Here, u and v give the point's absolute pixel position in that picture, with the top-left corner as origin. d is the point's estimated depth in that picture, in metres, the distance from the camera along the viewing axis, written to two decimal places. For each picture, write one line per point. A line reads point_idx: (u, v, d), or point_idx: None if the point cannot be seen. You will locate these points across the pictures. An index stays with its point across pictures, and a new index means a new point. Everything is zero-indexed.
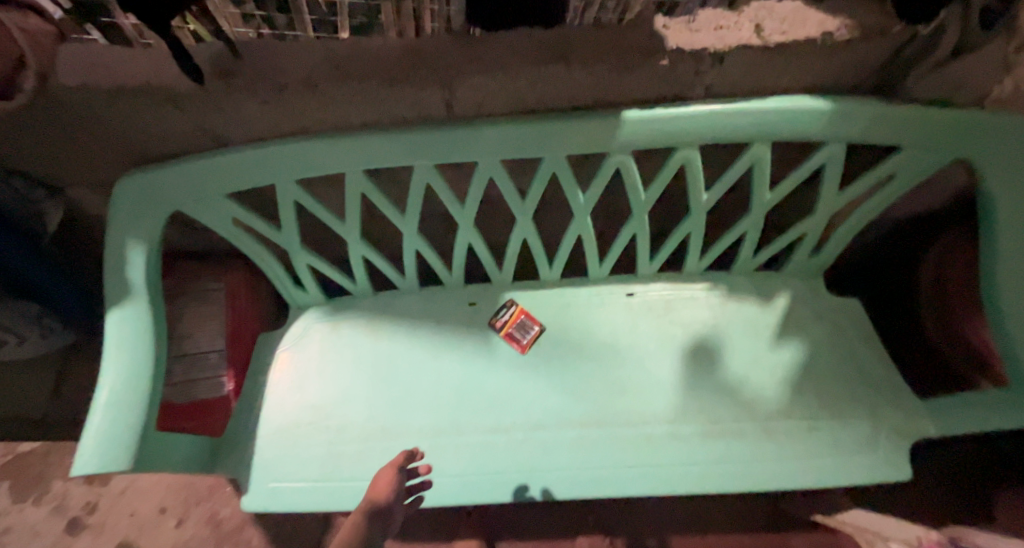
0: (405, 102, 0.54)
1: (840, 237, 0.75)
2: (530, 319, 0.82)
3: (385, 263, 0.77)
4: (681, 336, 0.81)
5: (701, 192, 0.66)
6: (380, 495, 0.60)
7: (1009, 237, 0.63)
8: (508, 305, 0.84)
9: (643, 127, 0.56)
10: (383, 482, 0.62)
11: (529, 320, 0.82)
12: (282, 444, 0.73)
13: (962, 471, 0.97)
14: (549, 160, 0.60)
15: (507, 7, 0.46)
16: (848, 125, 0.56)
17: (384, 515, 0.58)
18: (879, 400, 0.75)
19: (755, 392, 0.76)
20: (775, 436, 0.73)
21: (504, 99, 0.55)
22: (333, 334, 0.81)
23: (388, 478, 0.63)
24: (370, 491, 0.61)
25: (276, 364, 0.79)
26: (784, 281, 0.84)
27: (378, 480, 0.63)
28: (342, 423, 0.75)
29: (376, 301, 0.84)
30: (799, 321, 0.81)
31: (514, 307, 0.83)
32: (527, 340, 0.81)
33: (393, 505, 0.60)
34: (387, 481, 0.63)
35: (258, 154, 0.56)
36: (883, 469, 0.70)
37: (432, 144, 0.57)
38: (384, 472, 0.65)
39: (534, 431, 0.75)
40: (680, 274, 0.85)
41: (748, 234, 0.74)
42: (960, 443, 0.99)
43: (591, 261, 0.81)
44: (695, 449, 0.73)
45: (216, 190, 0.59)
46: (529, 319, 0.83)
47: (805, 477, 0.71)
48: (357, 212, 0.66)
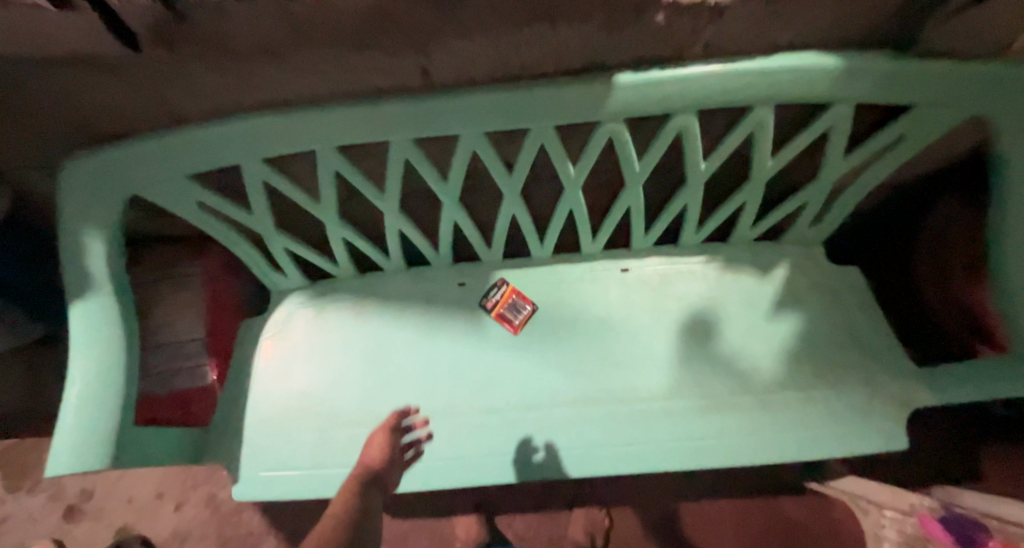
0: (377, 69, 0.49)
1: (842, 205, 0.72)
2: (521, 298, 0.79)
3: (368, 245, 0.74)
4: (676, 311, 0.79)
5: (700, 160, 0.62)
6: (375, 458, 0.60)
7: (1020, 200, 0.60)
8: (499, 285, 0.80)
9: (636, 93, 0.52)
10: (376, 447, 0.62)
11: (522, 299, 0.80)
12: (272, 432, 0.72)
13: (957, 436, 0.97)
14: (537, 130, 0.55)
15: None
16: (857, 84, 0.52)
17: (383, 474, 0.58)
18: (879, 369, 0.73)
19: (751, 365, 0.75)
20: (770, 408, 0.72)
21: (485, 64, 0.50)
22: (317, 319, 0.78)
23: (381, 442, 0.63)
24: (364, 457, 0.61)
25: (260, 353, 0.76)
26: (783, 250, 0.81)
27: (372, 445, 0.64)
28: (332, 409, 0.73)
29: (361, 284, 0.80)
30: (797, 292, 0.79)
31: (505, 286, 0.80)
32: (520, 320, 0.78)
33: (390, 463, 0.61)
34: (381, 445, 0.63)
35: (219, 131, 0.52)
36: (878, 437, 0.70)
37: (409, 116, 0.52)
38: (378, 436, 0.65)
39: (526, 411, 0.74)
40: (676, 248, 0.82)
41: (747, 204, 0.71)
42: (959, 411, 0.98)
43: (584, 236, 0.78)
44: (690, 424, 0.72)
45: (177, 171, 0.55)
46: (521, 298, 0.80)
47: (799, 449, 0.70)
48: (332, 192, 0.62)
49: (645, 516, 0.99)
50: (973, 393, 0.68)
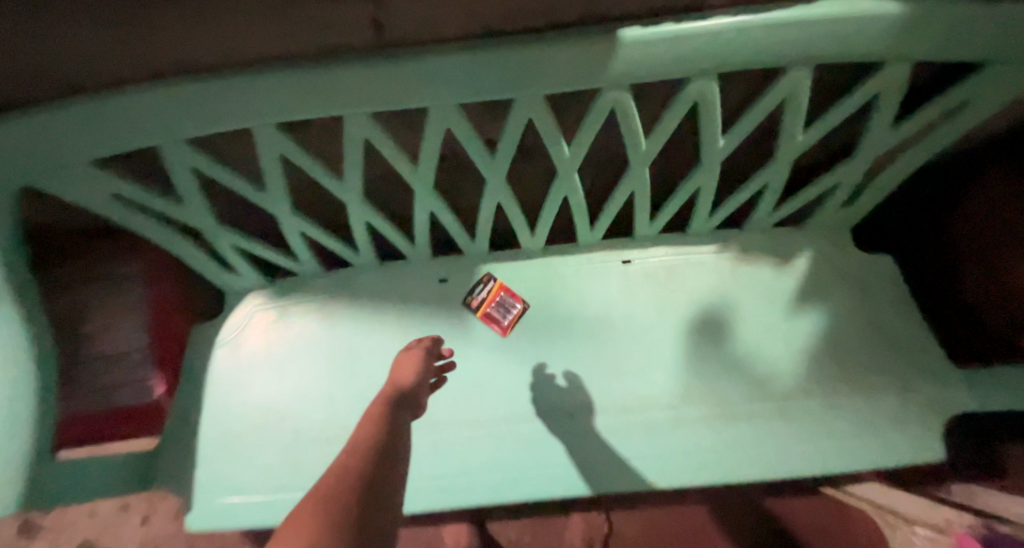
0: (315, 22, 0.38)
1: (878, 186, 0.62)
2: (511, 296, 0.71)
3: (333, 238, 0.64)
4: (684, 308, 0.70)
5: (718, 135, 0.52)
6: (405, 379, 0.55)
7: None
8: (485, 280, 0.71)
9: (645, 52, 0.41)
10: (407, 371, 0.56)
11: (511, 297, 0.71)
12: (231, 452, 0.64)
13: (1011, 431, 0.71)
14: (522, 101, 0.45)
15: None
16: (921, 39, 0.42)
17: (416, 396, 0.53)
18: (911, 371, 0.65)
19: (768, 368, 0.67)
20: (790, 417, 0.65)
21: (454, 15, 0.40)
22: (281, 323, 0.69)
23: (412, 364, 0.58)
24: (394, 378, 0.55)
25: (217, 363, 0.67)
26: (804, 238, 0.72)
27: (402, 364, 0.59)
28: (299, 424, 0.65)
29: (329, 281, 0.71)
30: (820, 285, 0.70)
31: (493, 282, 0.71)
32: (509, 320, 0.70)
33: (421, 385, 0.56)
34: (411, 366, 0.57)
35: (121, 105, 0.41)
36: (911, 448, 0.62)
37: (362, 85, 0.41)
38: (405, 358, 0.59)
39: (517, 424, 0.66)
40: (685, 236, 0.73)
41: (769, 186, 0.62)
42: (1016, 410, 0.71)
43: (580, 224, 0.68)
44: (700, 436, 0.65)
45: (77, 154, 0.44)
46: (510, 296, 0.71)
47: (822, 462, 0.63)
48: (279, 179, 0.52)
49: (646, 523, 0.92)
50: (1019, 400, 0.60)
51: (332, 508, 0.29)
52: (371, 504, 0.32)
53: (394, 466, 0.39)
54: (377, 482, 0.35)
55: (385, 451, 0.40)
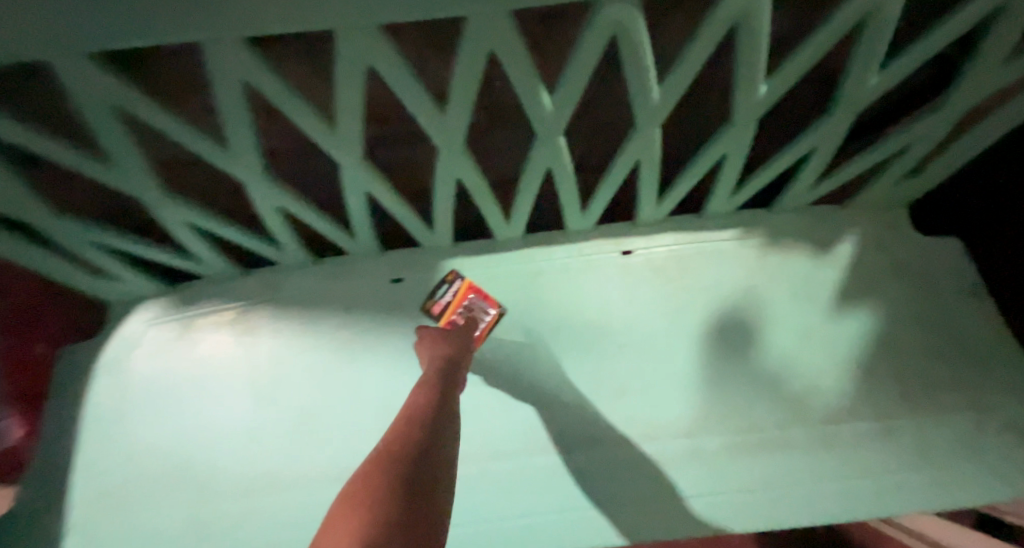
0: None
1: (957, 150, 0.47)
2: (482, 299, 0.56)
3: (238, 230, 0.48)
4: (700, 309, 0.56)
5: (760, 79, 0.37)
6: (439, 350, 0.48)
7: None
8: (450, 280, 0.56)
9: None
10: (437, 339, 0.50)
11: (482, 300, 0.56)
12: (117, 513, 0.48)
13: None
14: (476, 18, 0.29)
15: None
16: None
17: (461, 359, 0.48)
18: (986, 383, 0.52)
19: (806, 384, 0.54)
20: (838, 446, 0.51)
21: None
22: (184, 339, 0.54)
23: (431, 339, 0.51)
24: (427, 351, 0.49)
25: (100, 395, 0.52)
26: (848, 218, 0.58)
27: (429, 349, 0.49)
28: (209, 472, 0.50)
29: (247, 285, 0.55)
30: (868, 277, 0.56)
31: (459, 281, 0.56)
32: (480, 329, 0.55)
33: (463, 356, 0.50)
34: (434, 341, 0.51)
35: None
36: (994, 484, 0.49)
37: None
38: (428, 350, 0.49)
39: (492, 463, 0.52)
40: (699, 218, 0.58)
41: (817, 152, 0.47)
42: None
43: (568, 207, 0.53)
44: (727, 473, 0.51)
45: None
46: (482, 299, 0.56)
47: (881, 504, 0.49)
48: (125, 149, 0.35)
49: None
50: None
51: (405, 444, 0.32)
52: (442, 436, 0.34)
53: (452, 418, 0.37)
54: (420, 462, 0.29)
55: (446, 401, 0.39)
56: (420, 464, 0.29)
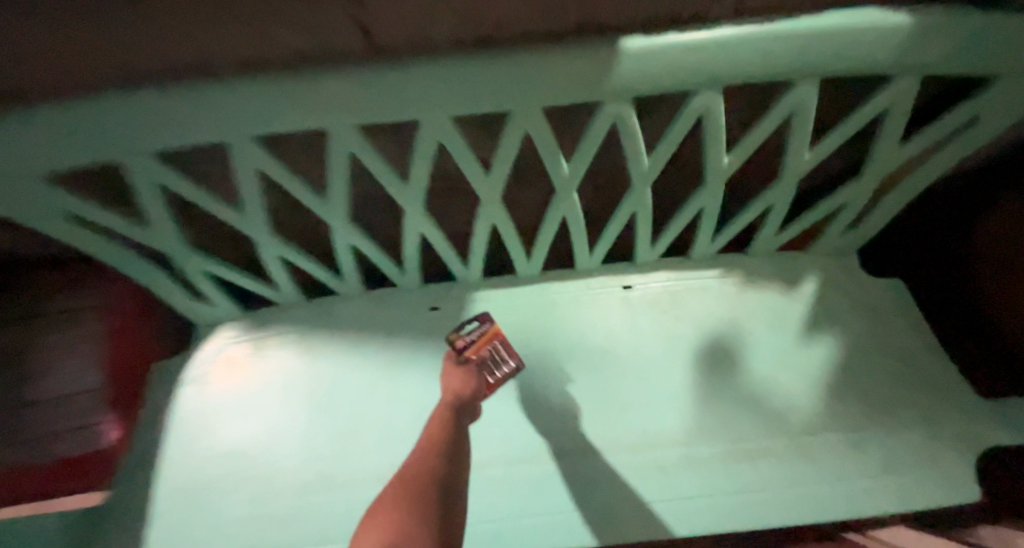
0: (294, 23, 0.35)
1: (885, 207, 0.60)
2: (504, 347, 0.62)
3: (315, 264, 0.59)
4: (690, 337, 0.66)
5: (722, 154, 0.50)
6: (455, 387, 0.56)
7: None
8: (482, 320, 0.61)
9: (647, 61, 0.39)
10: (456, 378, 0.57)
11: (506, 351, 0.62)
12: (190, 505, 0.56)
13: None
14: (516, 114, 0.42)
15: None
16: (929, 54, 0.41)
17: (471, 398, 0.55)
18: (934, 403, 0.61)
19: (782, 401, 0.63)
20: (811, 455, 0.59)
21: (445, 19, 0.37)
22: (254, 357, 0.63)
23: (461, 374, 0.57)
24: (447, 384, 0.57)
25: (181, 403, 0.61)
26: (810, 262, 0.69)
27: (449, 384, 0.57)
28: (270, 471, 0.58)
29: (309, 312, 0.66)
30: (830, 311, 0.67)
31: (489, 325, 0.61)
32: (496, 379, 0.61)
33: (474, 396, 0.56)
34: (462, 377, 0.57)
35: (76, 115, 0.37)
36: (943, 491, 0.57)
37: None
38: (453, 375, 0.58)
39: (513, 467, 0.59)
40: (687, 260, 0.70)
41: (774, 208, 0.59)
42: None
43: (578, 248, 0.65)
44: (714, 478, 0.59)
45: (27, 173, 0.39)
46: (504, 347, 0.62)
47: (850, 507, 0.57)
48: (256, 199, 0.47)
49: None
50: None
51: (410, 492, 0.39)
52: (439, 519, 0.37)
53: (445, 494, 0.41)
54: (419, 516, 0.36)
55: (449, 453, 0.46)
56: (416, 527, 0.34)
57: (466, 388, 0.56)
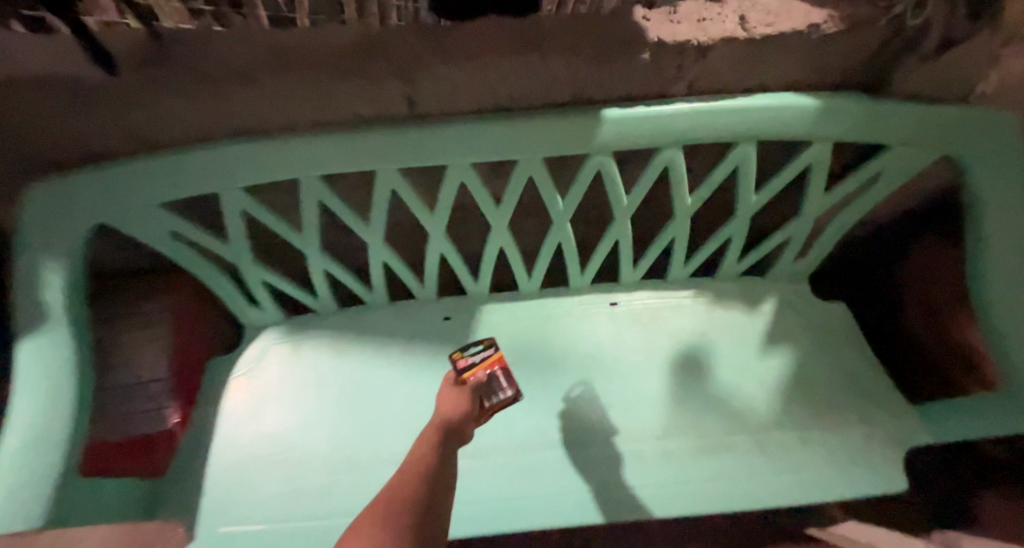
0: (364, 98, 0.49)
1: (825, 240, 0.73)
2: (506, 375, 0.59)
3: (351, 277, 0.71)
4: (667, 347, 0.77)
5: (686, 195, 0.63)
6: (446, 410, 0.52)
7: (1004, 231, 0.59)
8: (487, 346, 0.63)
9: (624, 127, 0.52)
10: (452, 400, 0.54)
11: (506, 379, 0.59)
12: (234, 482, 0.65)
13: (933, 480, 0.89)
14: (524, 162, 0.55)
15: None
16: (834, 125, 0.54)
17: (461, 423, 0.51)
18: (872, 407, 0.72)
19: (745, 403, 0.73)
20: (769, 449, 0.70)
21: (473, 94, 0.51)
22: (293, 356, 0.74)
23: (456, 396, 0.54)
24: (438, 408, 0.53)
25: (230, 393, 0.71)
26: (769, 286, 0.81)
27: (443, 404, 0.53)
28: (304, 454, 0.67)
29: (340, 319, 0.77)
30: (786, 328, 0.78)
31: (492, 350, 0.62)
32: (491, 404, 0.56)
33: (465, 422, 0.52)
34: (455, 400, 0.53)
35: (194, 156, 0.49)
36: (877, 481, 0.67)
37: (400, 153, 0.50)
38: (446, 397, 0.54)
39: (513, 455, 0.69)
40: (665, 282, 0.82)
41: (733, 239, 0.72)
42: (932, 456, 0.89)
43: (572, 269, 0.77)
44: (686, 468, 0.69)
45: (149, 199, 0.52)
46: (505, 375, 0.59)
47: (802, 494, 0.67)
48: (314, 223, 0.59)
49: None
50: (974, 431, 0.65)
51: (392, 498, 0.35)
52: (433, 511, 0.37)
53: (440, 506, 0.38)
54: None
55: (439, 461, 0.43)
56: None
57: (457, 412, 0.52)
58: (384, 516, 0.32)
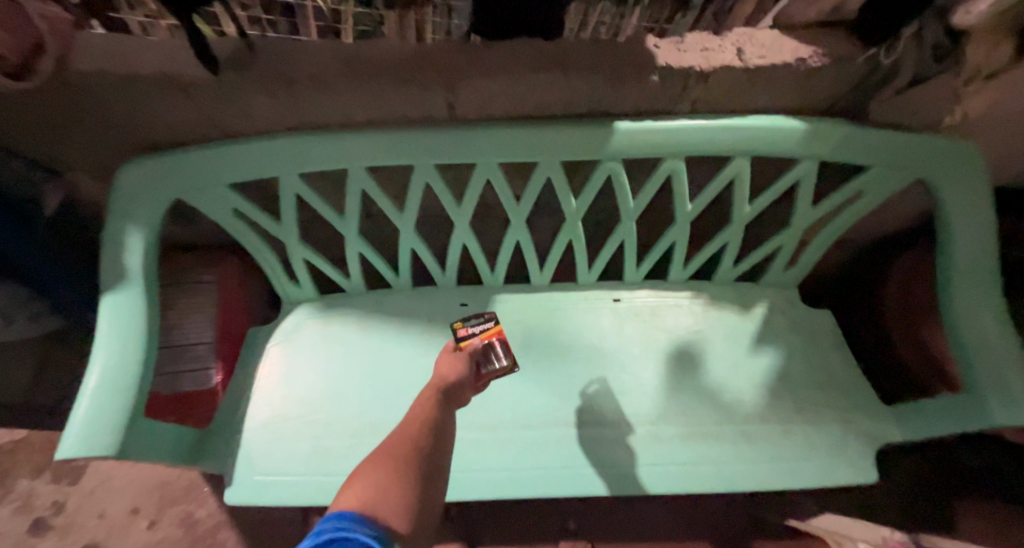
0: (411, 102, 0.57)
1: (813, 250, 0.80)
2: (504, 345, 0.61)
3: (381, 261, 0.79)
4: (664, 341, 0.84)
5: (687, 202, 0.70)
6: (445, 373, 0.56)
7: (964, 238, 0.67)
8: (487, 317, 0.66)
9: (634, 138, 0.60)
10: (450, 362, 0.58)
11: (502, 349, 0.61)
12: (268, 438, 0.72)
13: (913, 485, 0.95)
14: (544, 164, 0.63)
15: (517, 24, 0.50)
16: (820, 145, 0.62)
17: (459, 385, 0.55)
18: (850, 404, 0.78)
19: (733, 395, 0.79)
20: (753, 438, 0.76)
21: (505, 104, 0.59)
22: (323, 329, 0.81)
23: (451, 359, 0.58)
24: (437, 371, 0.57)
25: (265, 359, 0.78)
26: (761, 291, 0.89)
27: (442, 365, 0.58)
28: (330, 417, 0.73)
29: (367, 299, 0.84)
30: (775, 329, 0.85)
31: (493, 322, 0.65)
32: (486, 372, 0.59)
33: (463, 384, 0.56)
34: (451, 364, 0.57)
35: (265, 145, 0.58)
36: (851, 472, 0.73)
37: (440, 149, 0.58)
38: (445, 361, 0.59)
39: (519, 430, 0.76)
40: (665, 282, 0.89)
41: (729, 244, 0.79)
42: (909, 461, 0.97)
43: (580, 265, 0.84)
44: (676, 450, 0.75)
45: (221, 180, 0.60)
46: (504, 345, 0.61)
47: (782, 479, 0.73)
48: (357, 208, 0.68)
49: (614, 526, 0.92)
50: (937, 429, 0.72)
51: (401, 447, 0.44)
52: (431, 452, 0.45)
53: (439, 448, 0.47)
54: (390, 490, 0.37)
55: (441, 415, 0.51)
56: (392, 487, 0.37)
57: (454, 376, 0.56)
58: (396, 460, 0.41)
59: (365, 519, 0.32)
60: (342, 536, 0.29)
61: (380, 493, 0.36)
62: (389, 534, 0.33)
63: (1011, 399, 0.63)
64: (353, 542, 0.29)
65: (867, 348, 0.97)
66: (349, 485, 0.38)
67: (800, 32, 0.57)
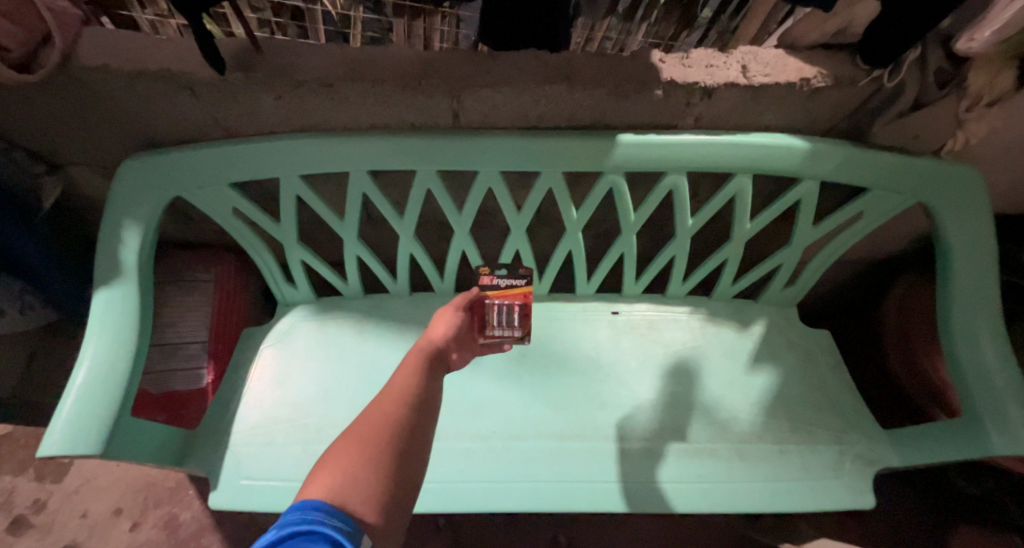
0: (415, 108, 0.57)
1: (813, 269, 0.80)
2: (524, 318, 0.60)
3: (379, 266, 0.78)
4: (661, 355, 0.83)
5: (687, 217, 0.70)
6: (437, 333, 0.54)
7: (964, 263, 0.67)
8: (524, 278, 0.61)
9: (636, 151, 0.60)
10: (443, 322, 0.55)
11: (518, 317, 0.60)
12: (257, 441, 0.71)
13: (911, 515, 0.94)
14: (547, 174, 0.62)
15: (527, 41, 0.51)
16: (823, 164, 0.62)
17: (444, 349, 0.52)
18: (847, 427, 0.78)
19: (729, 413, 0.79)
20: (748, 457, 0.75)
21: (509, 113, 0.59)
22: (319, 332, 0.80)
23: (448, 319, 0.56)
24: (429, 329, 0.55)
25: (258, 361, 0.77)
26: (760, 309, 0.88)
27: (436, 324, 0.56)
28: (321, 422, 0.72)
29: (364, 303, 0.84)
30: (773, 348, 0.85)
31: (524, 285, 0.61)
32: (491, 334, 0.60)
33: (452, 347, 0.54)
34: (445, 325, 0.55)
35: (267, 146, 0.58)
36: (847, 496, 0.72)
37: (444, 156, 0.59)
38: (442, 317, 0.57)
39: (512, 441, 0.74)
40: (663, 297, 0.89)
41: (729, 261, 0.78)
42: (906, 489, 0.96)
43: (579, 277, 0.84)
44: (670, 467, 0.73)
45: (221, 178, 0.60)
46: (523, 314, 0.60)
47: (776, 501, 0.72)
48: (357, 212, 0.67)
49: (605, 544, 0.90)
50: (936, 455, 0.71)
51: (383, 412, 0.41)
52: (419, 425, 0.42)
53: (428, 419, 0.43)
54: (363, 475, 0.34)
55: (429, 384, 0.46)
56: (367, 475, 0.34)
57: (446, 336, 0.53)
58: (370, 432, 0.38)
59: (331, 510, 0.30)
60: (305, 530, 0.28)
61: (353, 474, 0.34)
62: (360, 525, 0.31)
63: (1010, 427, 0.62)
64: (314, 537, 0.28)
65: (865, 373, 0.96)
66: (321, 465, 0.36)
67: (804, 53, 0.57)
